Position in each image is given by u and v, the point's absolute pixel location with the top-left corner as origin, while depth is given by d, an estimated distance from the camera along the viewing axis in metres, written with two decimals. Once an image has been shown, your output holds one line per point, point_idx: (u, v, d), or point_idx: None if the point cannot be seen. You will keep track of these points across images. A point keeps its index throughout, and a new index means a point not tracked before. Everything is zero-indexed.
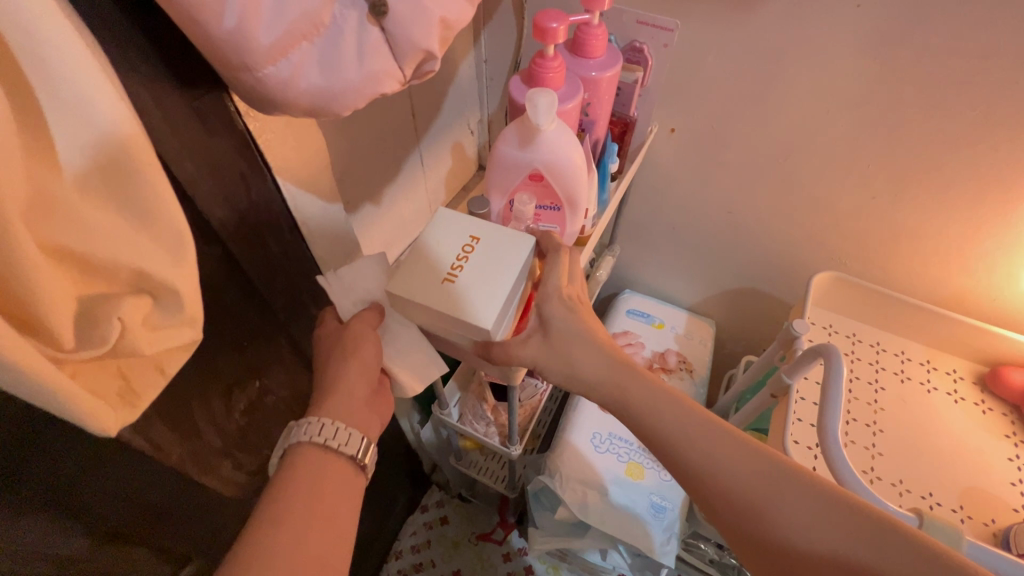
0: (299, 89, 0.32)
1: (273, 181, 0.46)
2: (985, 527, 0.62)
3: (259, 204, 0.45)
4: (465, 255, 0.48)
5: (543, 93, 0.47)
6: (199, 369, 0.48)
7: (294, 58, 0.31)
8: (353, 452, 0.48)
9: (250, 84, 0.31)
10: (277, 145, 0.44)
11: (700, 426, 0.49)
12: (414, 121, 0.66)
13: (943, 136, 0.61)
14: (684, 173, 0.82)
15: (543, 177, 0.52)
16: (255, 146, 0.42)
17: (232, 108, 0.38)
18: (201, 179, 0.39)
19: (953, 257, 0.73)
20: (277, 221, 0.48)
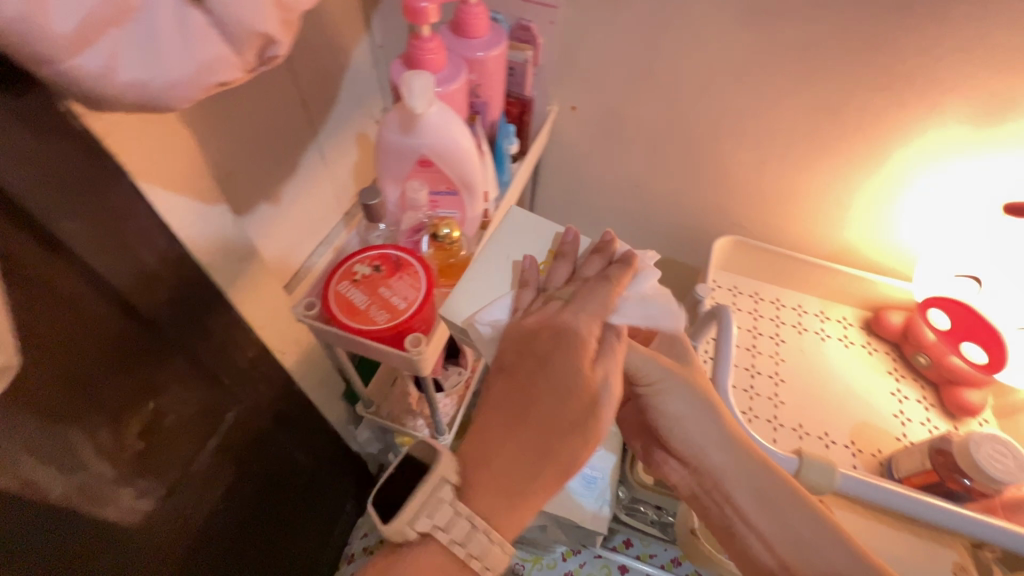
0: (118, 83, 0.29)
1: (133, 184, 0.46)
2: (872, 458, 0.66)
3: (118, 209, 0.45)
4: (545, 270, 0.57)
5: (418, 76, 0.47)
6: (71, 396, 0.48)
7: (104, 47, 0.28)
8: None
9: (55, 77, 0.28)
10: (132, 143, 0.44)
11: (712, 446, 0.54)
12: (305, 110, 0.70)
13: (815, 97, 0.64)
14: (589, 149, 0.83)
15: (434, 162, 0.53)
16: (104, 151, 0.42)
17: (61, 107, 0.38)
18: (37, 188, 0.39)
19: (839, 210, 0.75)
20: (143, 225, 0.48)
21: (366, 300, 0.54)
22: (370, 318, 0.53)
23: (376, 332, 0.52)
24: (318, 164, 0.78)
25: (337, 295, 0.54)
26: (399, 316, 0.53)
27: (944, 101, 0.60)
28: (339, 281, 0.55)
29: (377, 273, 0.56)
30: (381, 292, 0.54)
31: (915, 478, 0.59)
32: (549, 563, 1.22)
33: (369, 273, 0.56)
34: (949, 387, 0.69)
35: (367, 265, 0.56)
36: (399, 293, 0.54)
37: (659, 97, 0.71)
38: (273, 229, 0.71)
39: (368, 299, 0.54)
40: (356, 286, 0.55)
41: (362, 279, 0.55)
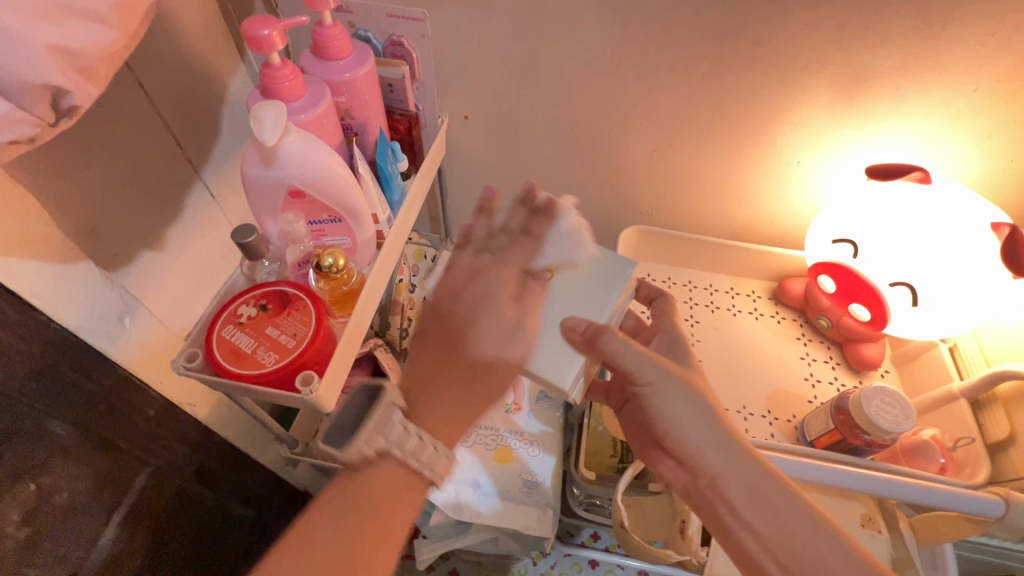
0: None
1: None
2: (788, 424, 0.69)
3: None
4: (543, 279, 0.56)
5: (267, 107, 0.45)
6: None
7: None
8: None
9: None
10: None
11: (715, 446, 0.50)
12: (180, 149, 0.66)
13: (688, 85, 0.67)
14: (490, 156, 0.83)
15: (304, 192, 0.51)
16: None
17: None
18: None
19: (730, 189, 0.78)
20: None
21: (253, 342, 0.51)
22: (257, 360, 0.50)
23: (264, 375, 0.50)
24: (207, 203, 0.74)
25: (220, 341, 0.51)
26: (289, 356, 0.50)
27: (805, 77, 0.63)
28: (222, 325, 0.52)
29: (264, 313, 0.53)
30: (269, 332, 0.52)
31: (822, 439, 0.62)
32: (520, 570, 1.21)
33: (255, 314, 0.53)
34: (850, 345, 0.72)
35: (252, 305, 0.53)
36: (289, 331, 0.52)
37: (547, 97, 0.72)
38: (162, 276, 0.67)
39: (254, 340, 0.52)
40: (241, 329, 0.52)
41: (247, 321, 0.53)
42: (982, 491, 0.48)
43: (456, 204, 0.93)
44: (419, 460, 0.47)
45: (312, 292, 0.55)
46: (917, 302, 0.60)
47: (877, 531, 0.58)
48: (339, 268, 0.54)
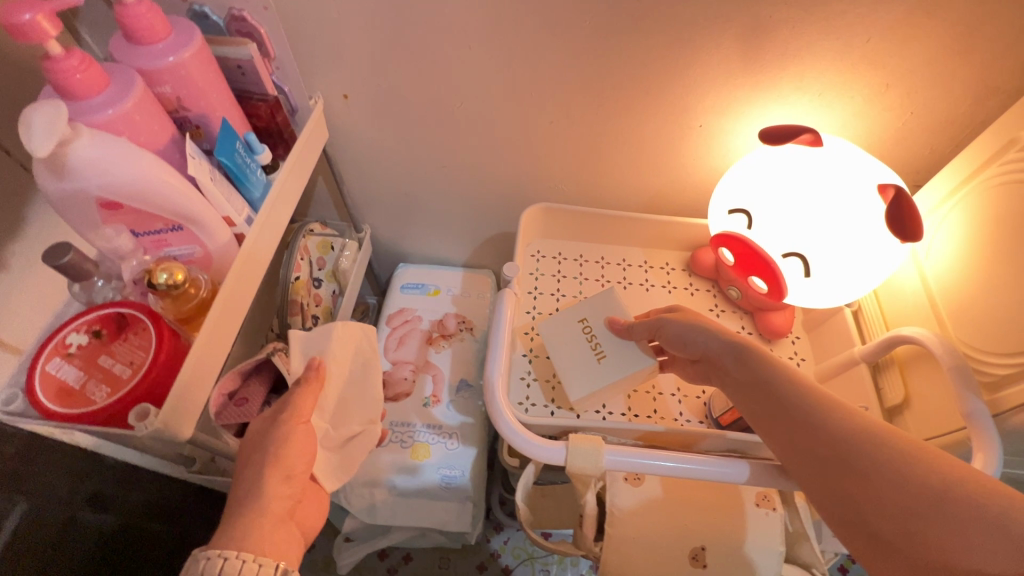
0: None
1: None
2: (698, 399, 0.67)
3: None
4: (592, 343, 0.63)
5: (41, 109, 0.38)
6: None
7: None
8: None
9: None
10: None
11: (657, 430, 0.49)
12: (7, 157, 0.59)
13: (573, 49, 0.61)
14: (382, 138, 0.77)
15: (122, 202, 0.45)
16: None
17: None
18: None
19: (633, 159, 0.74)
20: None
21: (83, 376, 0.46)
22: (89, 396, 0.45)
23: (92, 413, 0.45)
24: (58, 210, 0.67)
25: (45, 378, 0.46)
26: (122, 389, 0.45)
27: (691, 36, 0.58)
28: (47, 359, 0.46)
29: (96, 341, 0.48)
30: (102, 364, 0.46)
31: (725, 416, 0.61)
32: (473, 548, 1.24)
33: (87, 342, 0.48)
34: (760, 314, 0.71)
35: (84, 332, 0.48)
36: (125, 358, 0.47)
37: (424, 70, 0.66)
38: (7, 299, 0.60)
39: (86, 373, 0.46)
40: (69, 361, 0.47)
41: (77, 352, 0.47)
42: None
43: (358, 190, 0.87)
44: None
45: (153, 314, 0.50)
46: (809, 272, 0.57)
47: (771, 510, 0.53)
48: (177, 284, 0.48)
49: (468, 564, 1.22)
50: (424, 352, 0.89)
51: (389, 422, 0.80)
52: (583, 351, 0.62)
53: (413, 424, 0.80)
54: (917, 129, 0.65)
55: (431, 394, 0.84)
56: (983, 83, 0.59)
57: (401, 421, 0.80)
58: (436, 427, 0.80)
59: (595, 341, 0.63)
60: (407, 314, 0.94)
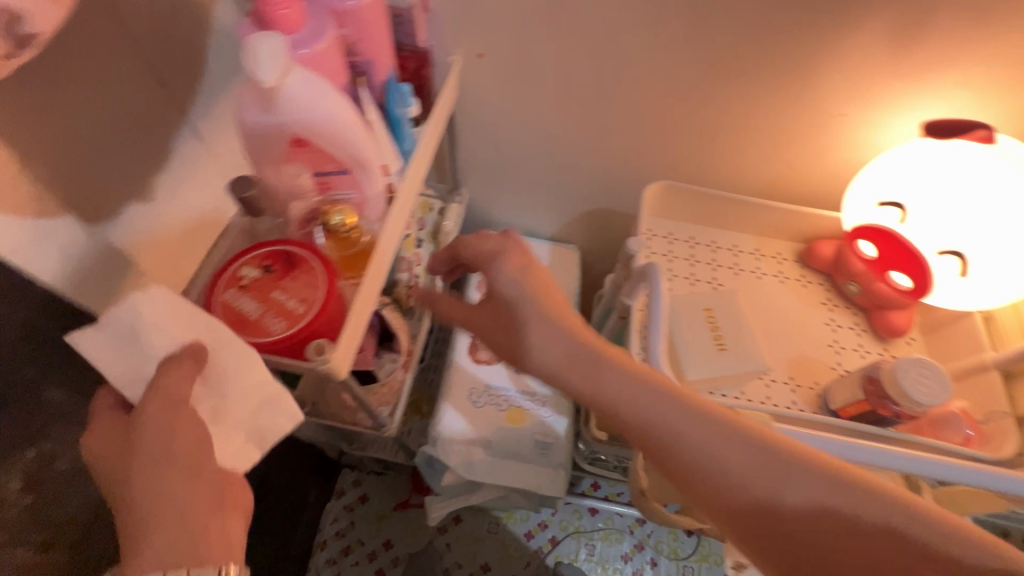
0: None
1: None
2: (811, 391, 0.67)
3: None
4: (715, 328, 0.64)
5: (265, 41, 0.39)
6: None
7: None
8: None
9: None
10: None
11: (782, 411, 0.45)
12: (165, 90, 0.60)
13: (731, 22, 0.60)
14: (506, 101, 0.77)
15: (311, 141, 0.46)
16: None
17: None
18: None
19: (761, 142, 0.73)
20: None
21: (259, 308, 0.48)
22: (265, 327, 0.47)
23: (271, 343, 0.46)
24: (197, 147, 0.68)
25: (224, 307, 0.48)
26: (296, 323, 0.47)
27: (859, 18, 0.57)
28: (223, 289, 0.48)
29: (267, 275, 0.49)
30: (276, 298, 0.48)
31: (849, 409, 0.60)
32: (523, 517, 1.30)
33: (259, 275, 0.49)
34: (878, 312, 0.70)
35: (256, 265, 0.49)
36: (296, 294, 0.48)
37: (568, 34, 0.65)
38: (152, 230, 0.62)
39: (261, 305, 0.48)
40: (244, 292, 0.48)
41: (250, 284, 0.49)
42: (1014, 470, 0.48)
43: (465, 152, 0.88)
44: None
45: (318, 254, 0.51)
46: (966, 272, 0.56)
47: None
48: (348, 228, 0.49)
49: (518, 530, 1.29)
50: None
51: (485, 385, 0.82)
52: (704, 337, 0.63)
53: (509, 389, 0.81)
54: None
55: None
56: None
57: (497, 385, 0.82)
58: (531, 394, 0.81)
59: (717, 331, 0.63)
60: None
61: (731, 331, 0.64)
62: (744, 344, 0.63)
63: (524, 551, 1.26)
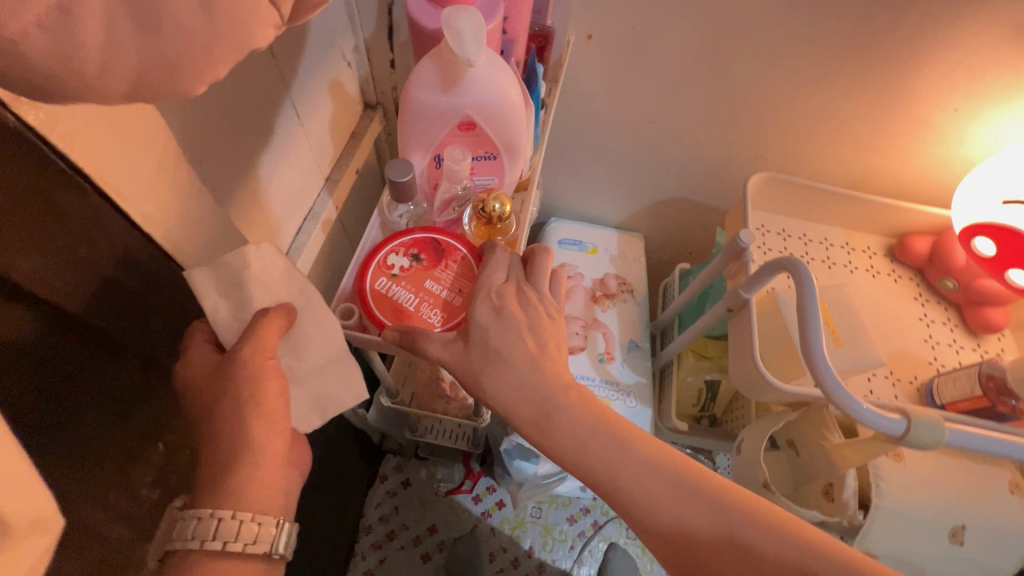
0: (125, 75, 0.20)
1: (117, 211, 0.36)
2: (911, 385, 0.68)
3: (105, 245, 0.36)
4: (829, 322, 0.64)
5: (464, 16, 0.36)
6: (89, 467, 0.39)
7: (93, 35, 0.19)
8: (268, 548, 0.38)
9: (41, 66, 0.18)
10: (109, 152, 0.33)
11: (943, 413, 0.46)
12: (276, 64, 0.56)
13: (866, 14, 0.58)
14: (603, 85, 0.74)
15: (475, 125, 0.43)
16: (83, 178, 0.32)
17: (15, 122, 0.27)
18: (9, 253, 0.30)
19: (865, 136, 0.72)
20: (131, 254, 0.38)
21: (414, 299, 0.45)
22: (424, 319, 0.45)
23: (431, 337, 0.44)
24: (293, 124, 0.64)
25: (377, 298, 0.45)
26: (457, 316, 0.45)
27: (1004, 14, 0.55)
28: (374, 278, 0.46)
29: (417, 265, 0.47)
30: (431, 289, 0.46)
31: (960, 403, 0.62)
32: (564, 502, 1.31)
33: (409, 265, 0.47)
34: (973, 308, 0.71)
35: (405, 254, 0.47)
36: (451, 285, 0.46)
37: (687, 20, 0.63)
38: (255, 214, 0.59)
39: (416, 296, 0.46)
40: (396, 282, 0.46)
41: (401, 273, 0.46)
42: None
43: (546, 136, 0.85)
44: (201, 544, 0.36)
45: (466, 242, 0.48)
46: None
47: None
48: (505, 216, 0.47)
49: (560, 515, 1.30)
50: (591, 310, 0.89)
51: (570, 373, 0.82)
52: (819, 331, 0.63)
53: (593, 377, 0.82)
54: None
55: (605, 351, 0.85)
56: None
57: (581, 374, 0.83)
58: (615, 384, 0.83)
59: (831, 325, 0.64)
60: (568, 270, 0.93)
61: (845, 325, 0.64)
62: (859, 339, 0.63)
63: (567, 536, 1.28)
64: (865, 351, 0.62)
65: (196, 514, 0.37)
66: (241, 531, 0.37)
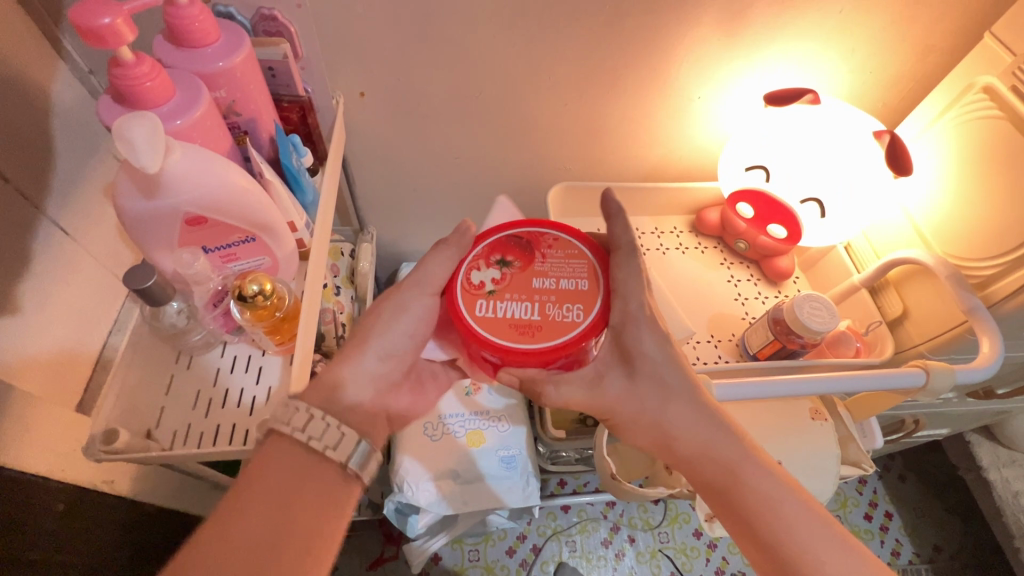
0: None
1: None
2: (730, 342, 0.74)
3: None
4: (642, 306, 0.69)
5: (133, 123, 0.36)
6: None
7: None
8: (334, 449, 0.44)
9: None
10: None
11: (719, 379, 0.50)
12: (11, 188, 0.52)
13: (591, 35, 0.65)
14: (396, 134, 0.77)
15: (205, 218, 0.43)
16: None
17: None
18: None
19: (641, 132, 0.79)
20: None
21: (530, 306, 0.49)
22: (564, 319, 0.48)
23: (578, 330, 0.48)
24: (60, 241, 0.60)
25: (490, 322, 0.48)
26: (593, 304, 0.49)
27: (697, 15, 0.64)
28: (472, 299, 0.49)
29: (507, 270, 0.50)
30: (557, 286, 0.49)
31: (764, 351, 0.68)
32: (500, 535, 1.28)
33: (499, 274, 0.50)
34: (767, 261, 0.79)
35: (490, 272, 0.50)
36: (556, 275, 0.50)
37: (449, 62, 0.67)
38: (26, 348, 0.54)
39: (531, 304, 0.49)
40: (503, 296, 0.49)
41: (496, 285, 0.49)
42: (917, 370, 0.54)
43: (363, 191, 0.86)
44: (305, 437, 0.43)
45: (540, 229, 0.53)
46: (825, 213, 0.67)
47: (824, 421, 0.62)
48: (268, 295, 0.47)
49: (499, 550, 1.26)
50: None
51: (437, 415, 0.82)
52: None
53: (462, 414, 0.82)
54: (887, 83, 0.75)
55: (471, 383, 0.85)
56: (926, 43, 0.70)
57: (450, 414, 0.82)
58: (484, 413, 0.83)
59: None
60: None
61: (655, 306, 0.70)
62: (669, 314, 0.69)
63: (510, 570, 1.24)
64: (677, 326, 0.68)
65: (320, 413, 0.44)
66: (329, 433, 0.43)
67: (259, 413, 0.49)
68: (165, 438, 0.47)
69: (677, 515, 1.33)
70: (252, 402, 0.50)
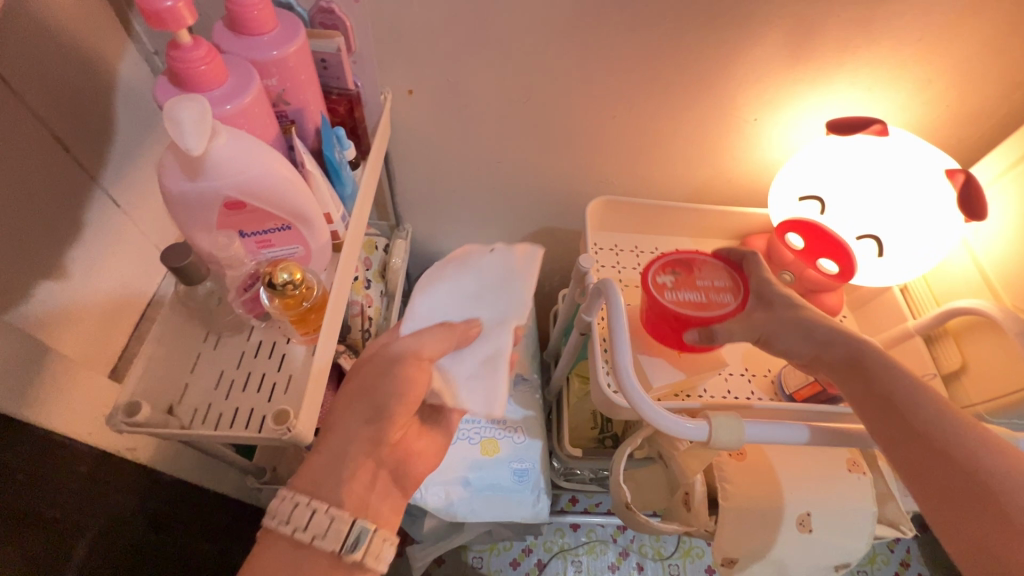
0: None
1: None
2: (766, 378, 0.70)
3: None
4: None
5: (183, 106, 0.37)
6: None
7: None
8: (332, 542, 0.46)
9: None
10: None
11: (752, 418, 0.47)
12: (71, 159, 0.55)
13: (647, 47, 0.63)
14: (440, 134, 0.76)
15: (244, 203, 0.44)
16: None
17: None
18: None
19: (690, 151, 0.76)
20: None
21: (700, 296, 0.61)
22: (718, 304, 0.60)
23: (723, 314, 0.60)
24: (111, 213, 0.62)
25: (680, 304, 0.60)
26: (737, 295, 0.61)
27: (761, 34, 0.61)
28: (661, 296, 0.61)
29: (678, 276, 0.63)
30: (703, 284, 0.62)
31: (802, 391, 0.64)
32: (505, 546, 1.26)
33: (674, 279, 0.63)
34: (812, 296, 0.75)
35: (668, 278, 0.63)
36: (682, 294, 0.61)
37: (499, 65, 0.66)
38: (67, 312, 0.56)
39: (699, 293, 0.61)
40: (679, 290, 0.62)
41: (674, 285, 0.62)
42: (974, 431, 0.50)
43: (403, 187, 0.87)
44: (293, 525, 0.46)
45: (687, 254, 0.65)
46: (883, 252, 0.63)
47: (863, 474, 0.58)
48: (296, 284, 0.47)
49: (503, 561, 1.24)
50: None
51: None
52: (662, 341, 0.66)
53: (478, 420, 0.81)
54: (964, 118, 0.69)
55: None
56: (1012, 79, 0.64)
57: (466, 419, 0.81)
58: (502, 422, 0.82)
59: None
60: None
61: None
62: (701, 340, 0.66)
63: None
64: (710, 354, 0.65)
65: (297, 499, 0.47)
66: (318, 522, 0.46)
67: (276, 402, 0.49)
68: (185, 416, 0.47)
69: (690, 548, 1.28)
70: (271, 389, 0.50)
